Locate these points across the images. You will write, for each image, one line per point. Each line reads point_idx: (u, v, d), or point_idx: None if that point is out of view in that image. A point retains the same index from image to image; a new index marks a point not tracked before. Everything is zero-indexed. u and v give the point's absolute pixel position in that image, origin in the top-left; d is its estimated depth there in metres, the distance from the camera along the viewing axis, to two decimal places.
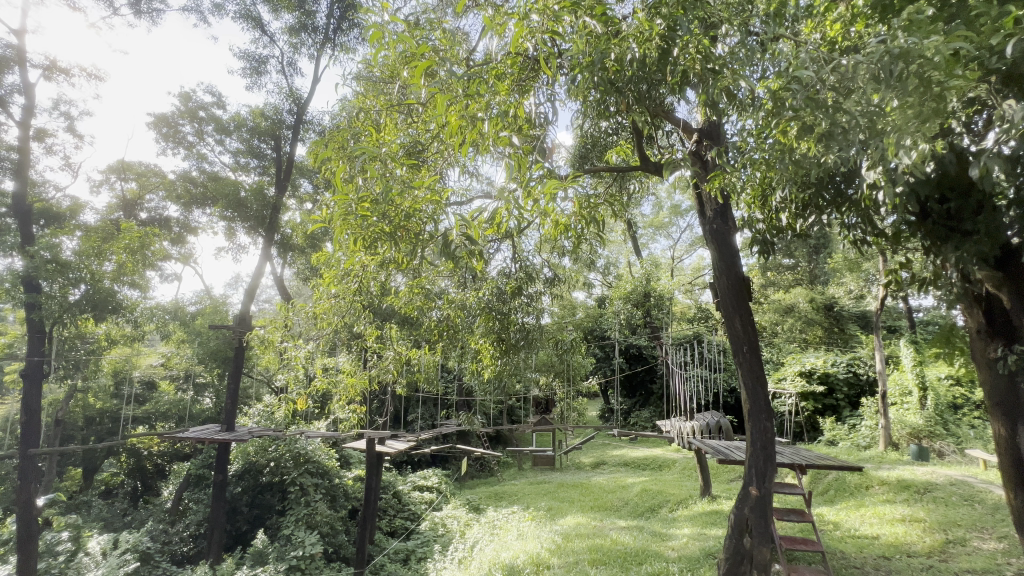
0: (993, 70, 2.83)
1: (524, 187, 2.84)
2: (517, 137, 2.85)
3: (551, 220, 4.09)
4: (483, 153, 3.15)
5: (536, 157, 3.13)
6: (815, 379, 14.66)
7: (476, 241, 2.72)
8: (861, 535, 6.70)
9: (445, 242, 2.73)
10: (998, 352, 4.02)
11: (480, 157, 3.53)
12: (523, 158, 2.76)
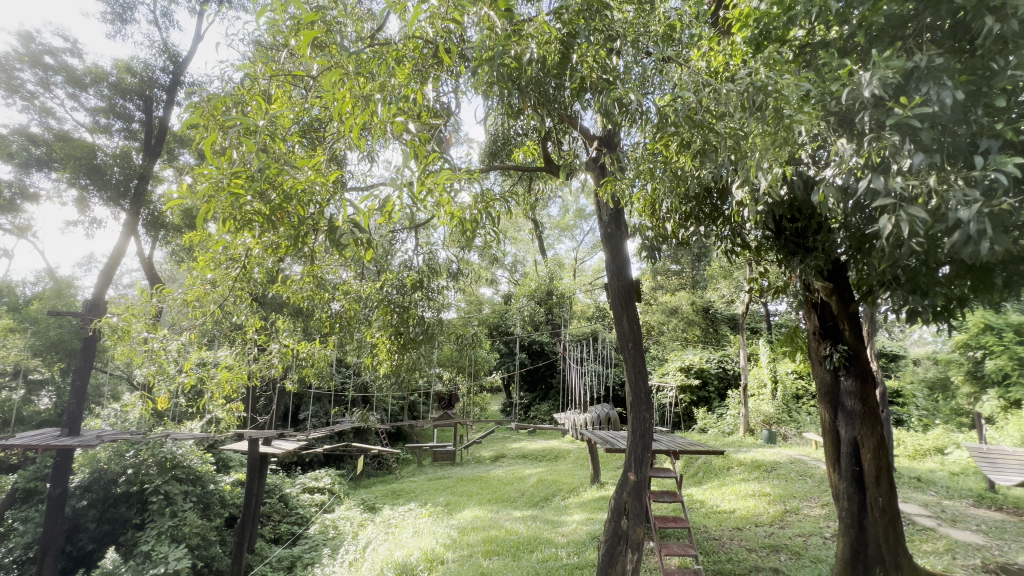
0: (831, 113, 3.35)
1: (416, 176, 2.76)
2: (414, 124, 2.74)
3: (453, 215, 4.02)
4: (378, 138, 2.99)
5: (434, 147, 3.05)
6: (692, 375, 16.63)
7: (365, 229, 2.58)
8: (721, 511, 7.61)
9: (331, 227, 2.56)
10: (827, 350, 4.78)
11: (377, 142, 3.36)
12: (419, 146, 2.68)
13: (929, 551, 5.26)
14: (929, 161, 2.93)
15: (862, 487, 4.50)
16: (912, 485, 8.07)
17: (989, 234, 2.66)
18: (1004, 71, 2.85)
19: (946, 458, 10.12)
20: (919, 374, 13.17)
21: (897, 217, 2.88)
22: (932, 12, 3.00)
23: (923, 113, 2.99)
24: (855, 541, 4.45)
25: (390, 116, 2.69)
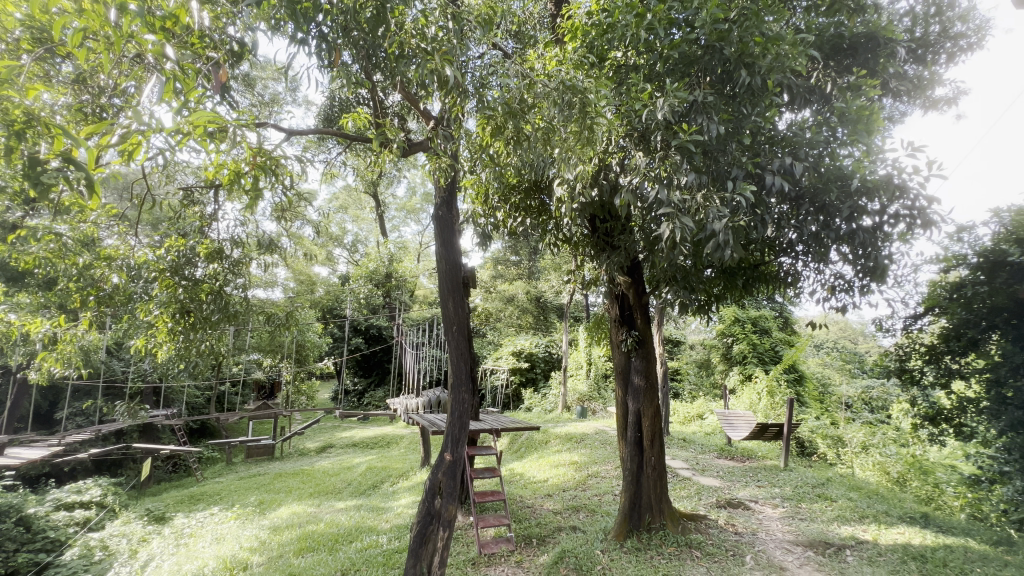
0: (633, 128, 3.84)
1: (178, 119, 2.26)
2: (175, 48, 2.18)
3: (220, 162, 3.24)
4: (127, 58, 2.35)
5: (209, 86, 2.53)
6: (522, 358, 18.19)
7: (91, 169, 1.76)
8: (537, 481, 8.34)
9: (33, 161, 1.81)
10: (623, 336, 5.54)
11: (138, 69, 2.65)
12: (183, 77, 2.15)
13: (684, 496, 6.58)
14: (698, 180, 3.57)
15: (641, 450, 5.36)
16: (680, 445, 9.99)
17: (731, 243, 3.34)
18: (750, 116, 3.62)
19: (704, 421, 12.81)
20: (692, 355, 16.35)
21: (673, 224, 3.44)
22: (708, 59, 3.64)
23: (696, 141, 3.62)
24: (633, 495, 5.27)
25: (141, 32, 2.09)
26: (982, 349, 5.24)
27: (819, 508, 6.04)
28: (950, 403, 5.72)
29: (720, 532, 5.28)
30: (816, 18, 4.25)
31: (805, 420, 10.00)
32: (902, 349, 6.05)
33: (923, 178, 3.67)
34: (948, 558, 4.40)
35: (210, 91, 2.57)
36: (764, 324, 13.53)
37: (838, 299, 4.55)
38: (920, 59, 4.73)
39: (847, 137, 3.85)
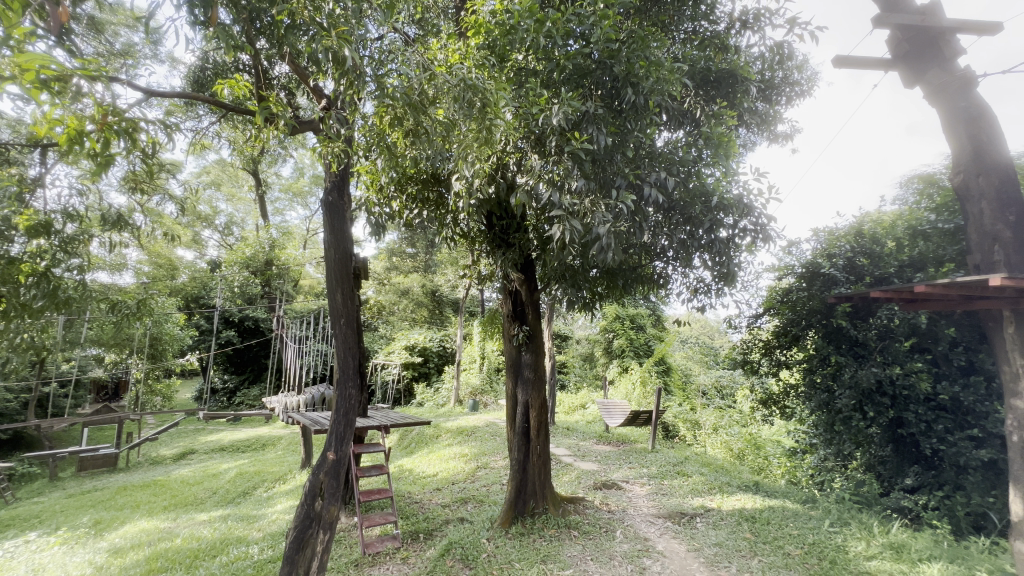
0: (531, 132, 3.99)
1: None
2: None
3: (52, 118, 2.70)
4: None
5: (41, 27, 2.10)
6: (415, 352, 17.89)
7: None
8: (426, 475, 8.28)
9: None
10: (515, 330, 5.74)
11: None
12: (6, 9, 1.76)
13: (567, 481, 7.04)
14: (587, 186, 3.82)
15: (528, 439, 5.61)
16: (564, 433, 10.67)
17: (613, 246, 3.64)
18: (633, 131, 3.97)
19: (586, 411, 13.81)
20: (578, 349, 17.49)
21: (564, 225, 3.65)
22: (599, 73, 3.91)
23: (587, 149, 3.88)
24: (519, 483, 5.50)
25: None
26: (802, 343, 6.37)
27: (678, 484, 6.87)
28: (778, 388, 6.88)
29: (595, 512, 5.74)
30: (690, 50, 4.79)
31: (670, 406, 11.29)
32: (746, 343, 7.10)
33: (764, 200, 4.36)
34: (771, 517, 5.30)
35: (38, 31, 2.12)
36: (640, 321, 14.93)
37: (699, 300, 5.20)
38: (767, 97, 5.59)
39: (711, 159, 4.41)
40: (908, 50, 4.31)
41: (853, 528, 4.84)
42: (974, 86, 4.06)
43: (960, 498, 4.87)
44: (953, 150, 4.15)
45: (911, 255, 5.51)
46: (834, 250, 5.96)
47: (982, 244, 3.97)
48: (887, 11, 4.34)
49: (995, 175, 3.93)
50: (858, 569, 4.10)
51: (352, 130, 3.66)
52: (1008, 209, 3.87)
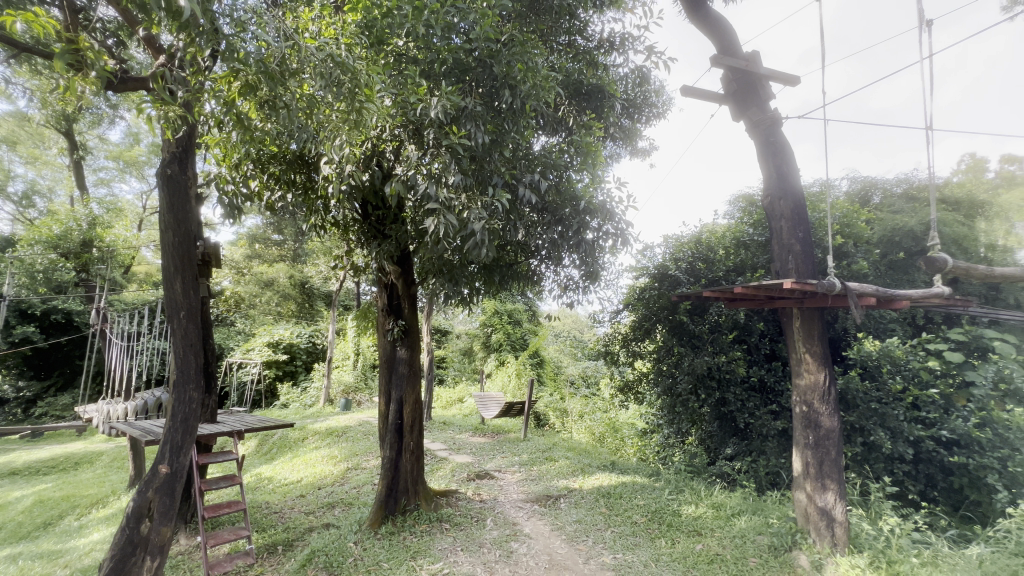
0: (408, 121, 3.89)
1: None
2: None
3: None
4: None
5: None
6: (279, 350, 16.21)
7: None
8: (288, 483, 7.62)
9: None
10: (390, 324, 5.57)
11: None
12: None
13: (441, 475, 7.03)
14: (464, 181, 3.85)
15: (401, 436, 5.50)
16: (440, 427, 10.67)
17: (487, 242, 3.73)
18: (510, 132, 4.09)
19: (463, 404, 14.00)
20: (457, 344, 17.61)
21: (438, 219, 3.64)
22: (479, 70, 3.97)
23: (465, 145, 3.91)
24: (390, 482, 5.36)
25: None
26: (653, 336, 7.22)
27: (546, 469, 7.31)
28: (633, 376, 7.71)
29: (468, 503, 5.83)
30: (565, 61, 5.08)
31: (541, 396, 11.98)
32: (608, 337, 7.80)
33: (624, 208, 4.84)
34: (623, 491, 5.95)
35: None
36: (517, 316, 15.43)
37: (568, 296, 5.57)
38: (630, 114, 6.21)
39: (579, 165, 4.74)
40: (737, 88, 5.10)
41: (686, 493, 5.65)
42: (780, 125, 4.97)
43: (763, 460, 5.99)
44: (764, 177, 5.04)
45: (735, 261, 6.58)
46: (678, 255, 6.85)
47: (781, 254, 4.89)
48: (722, 53, 5.09)
49: (791, 200, 4.87)
50: (689, 528, 4.80)
51: (195, 95, 3.19)
52: (799, 228, 4.81)
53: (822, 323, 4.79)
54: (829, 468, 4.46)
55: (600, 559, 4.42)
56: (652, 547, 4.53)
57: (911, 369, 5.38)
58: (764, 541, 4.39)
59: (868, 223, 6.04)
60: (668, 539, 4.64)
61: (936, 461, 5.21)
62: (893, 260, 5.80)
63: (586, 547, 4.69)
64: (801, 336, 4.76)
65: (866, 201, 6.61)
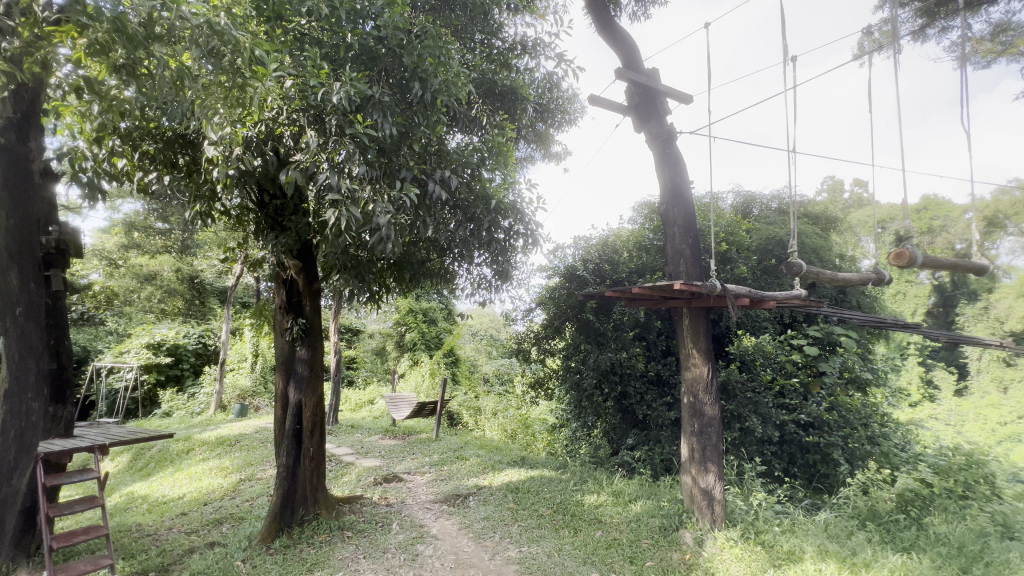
0: (307, 105, 3.64)
1: None
2: None
3: None
4: None
5: None
6: (161, 352, 14.50)
7: None
8: (167, 500, 6.78)
9: None
10: (289, 322, 5.18)
11: None
12: None
13: (346, 480, 6.70)
14: (369, 174, 3.69)
15: (300, 442, 5.15)
16: (348, 431, 10.17)
17: (392, 238, 3.60)
18: (420, 126, 3.99)
19: (374, 406, 13.51)
20: (369, 343, 16.90)
21: (340, 211, 3.46)
22: (388, 60, 3.84)
23: (371, 135, 3.75)
24: (285, 491, 4.99)
25: None
26: (562, 334, 7.48)
27: (457, 468, 7.27)
28: (543, 373, 7.93)
29: (373, 508, 5.62)
30: (480, 60, 5.09)
31: (455, 395, 11.89)
32: (521, 335, 7.95)
33: (534, 209, 4.96)
34: (531, 485, 6.10)
35: None
36: (432, 315, 15.04)
37: (480, 295, 5.58)
38: (543, 118, 6.37)
39: (492, 165, 4.76)
40: (639, 101, 5.45)
41: (590, 483, 5.93)
42: (675, 140, 5.39)
43: (658, 448, 6.49)
44: (660, 187, 5.44)
45: (636, 264, 7.05)
46: (586, 257, 7.17)
47: (674, 258, 5.32)
48: (626, 67, 5.40)
49: (683, 208, 5.30)
50: (590, 517, 5.04)
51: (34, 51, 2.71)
52: (689, 234, 5.26)
53: (707, 322, 5.28)
54: (710, 453, 4.93)
55: (506, 554, 4.47)
56: (555, 538, 4.69)
57: (778, 362, 6.15)
58: (655, 523, 4.75)
59: (748, 232, 6.78)
60: (571, 528, 4.84)
61: (796, 441, 5.99)
62: (766, 265, 6.58)
63: (493, 543, 4.73)
64: (689, 333, 5.22)
65: (747, 213, 7.40)
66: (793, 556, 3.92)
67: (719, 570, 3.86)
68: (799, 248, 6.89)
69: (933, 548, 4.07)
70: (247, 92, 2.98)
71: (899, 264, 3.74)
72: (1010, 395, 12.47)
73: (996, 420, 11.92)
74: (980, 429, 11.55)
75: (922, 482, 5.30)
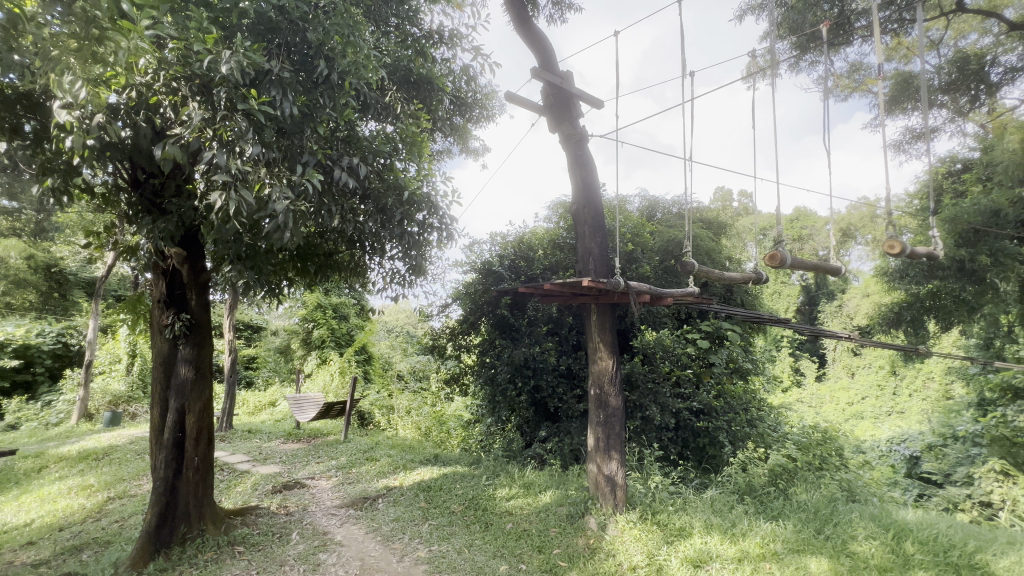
0: (191, 73, 3.25)
1: None
2: None
3: None
4: None
5: None
6: (6, 353, 12.09)
7: None
8: (8, 529, 5.71)
9: None
10: (169, 318, 4.59)
11: None
12: None
13: (239, 491, 6.12)
14: (265, 155, 3.37)
15: (181, 451, 4.60)
16: (244, 436, 9.32)
17: (291, 227, 3.32)
18: (326, 108, 3.72)
19: (275, 409, 12.56)
20: (272, 342, 15.63)
21: (229, 194, 3.11)
22: (289, 32, 3.54)
23: (267, 113, 3.43)
24: (163, 508, 4.44)
25: None
26: (477, 329, 7.50)
27: (365, 470, 6.97)
28: (459, 369, 7.88)
29: (270, 518, 5.19)
30: (394, 45, 4.91)
31: (367, 394, 11.41)
32: (437, 331, 7.82)
33: (449, 203, 4.87)
34: (443, 483, 6.02)
35: None
36: (343, 310, 14.21)
37: (393, 289, 5.36)
38: (460, 112, 6.31)
39: (405, 154, 4.59)
40: (554, 102, 5.57)
41: (502, 477, 6.00)
42: (586, 142, 5.60)
43: (568, 439, 6.74)
44: (573, 187, 5.62)
45: (550, 261, 7.23)
46: (502, 253, 7.24)
47: (584, 256, 5.53)
48: (541, 67, 5.50)
49: (592, 208, 5.53)
50: (500, 510, 5.10)
51: None
52: (598, 234, 5.51)
53: (613, 317, 5.57)
54: (614, 442, 5.20)
55: (414, 555, 4.36)
56: (467, 534, 4.68)
57: (676, 354, 6.67)
58: (563, 511, 4.92)
59: (651, 234, 7.27)
60: (482, 523, 4.85)
61: (689, 426, 6.54)
62: (668, 265, 7.10)
63: (401, 544, 4.59)
64: (597, 328, 5.47)
65: (651, 215, 7.94)
66: (683, 532, 4.30)
67: (620, 552, 4.09)
68: (695, 250, 7.53)
69: (796, 514, 4.66)
70: (109, 47, 2.58)
71: (773, 265, 4.14)
72: (856, 380, 14.77)
73: (845, 402, 14.04)
74: (834, 409, 13.54)
75: (789, 458, 6.06)
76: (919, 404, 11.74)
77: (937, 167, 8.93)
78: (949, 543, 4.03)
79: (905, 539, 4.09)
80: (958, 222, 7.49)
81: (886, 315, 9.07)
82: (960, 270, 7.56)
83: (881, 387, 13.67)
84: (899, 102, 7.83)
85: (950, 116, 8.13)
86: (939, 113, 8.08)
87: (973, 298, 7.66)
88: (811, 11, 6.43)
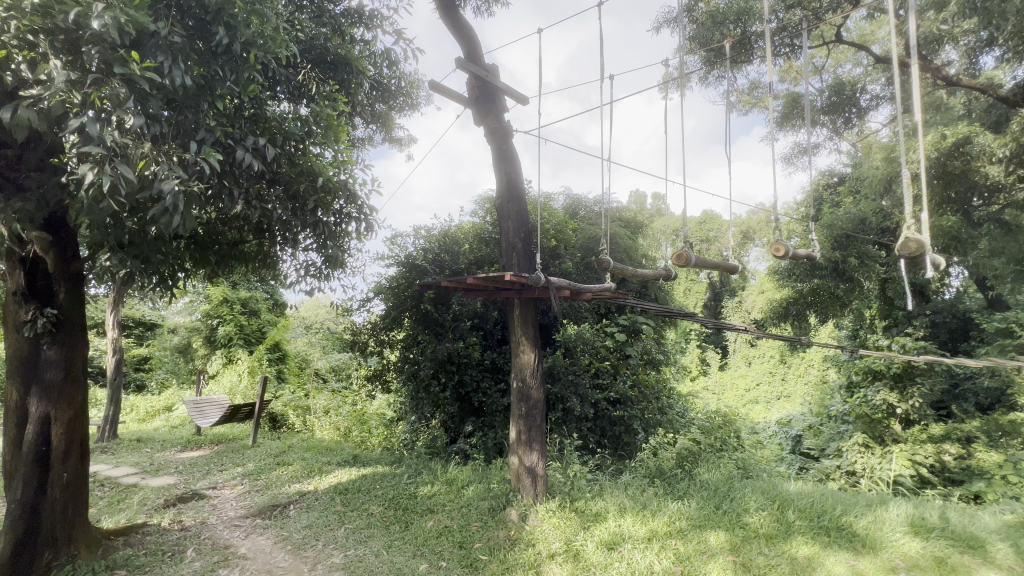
0: (57, 28, 2.80)
1: None
2: None
3: None
4: None
5: None
6: None
7: None
8: None
9: None
10: (29, 314, 3.91)
11: None
12: None
13: (123, 506, 5.44)
14: (149, 128, 2.99)
15: (46, 466, 3.98)
16: (132, 446, 8.32)
17: (181, 210, 2.98)
18: (225, 81, 3.38)
19: (171, 414, 11.34)
20: (169, 341, 14.06)
21: (103, 170, 2.73)
22: None
23: (152, 80, 3.05)
24: (22, 533, 3.84)
25: None
26: (400, 324, 7.31)
27: (276, 475, 6.50)
28: (381, 366, 7.61)
29: (160, 536, 4.65)
30: (309, 21, 4.64)
31: (281, 394, 10.67)
32: (359, 326, 7.49)
33: (368, 192, 4.64)
34: (361, 484, 5.76)
35: None
36: (253, 306, 13.10)
37: (307, 283, 5.02)
38: (382, 97, 6.05)
39: (320, 138, 4.30)
40: (479, 95, 5.53)
41: (423, 475, 5.87)
42: (511, 136, 5.62)
43: (492, 433, 6.76)
44: (497, 181, 5.63)
45: (475, 256, 7.21)
46: (426, 247, 7.08)
47: (508, 251, 5.57)
48: (467, 57, 5.42)
49: (517, 203, 5.57)
50: (422, 508, 5.01)
51: None
52: (521, 229, 5.56)
53: (535, 312, 5.65)
54: (536, 433, 5.29)
55: (329, 562, 4.15)
56: (386, 535, 4.53)
57: (595, 348, 6.97)
58: (484, 505, 4.93)
59: (573, 232, 7.50)
60: (402, 523, 4.73)
61: (607, 415, 6.85)
62: (589, 262, 7.35)
63: (314, 552, 4.34)
64: (520, 322, 5.53)
65: (574, 213, 8.19)
66: (598, 516, 4.49)
67: (538, 541, 4.18)
68: (614, 248, 7.90)
69: (698, 492, 5.05)
70: None
71: (679, 264, 4.41)
72: (752, 368, 16.34)
73: (743, 388, 15.51)
74: (734, 395, 14.89)
75: (695, 441, 6.57)
76: (803, 389, 13.27)
77: (819, 179, 10.12)
78: (822, 509, 4.58)
79: (787, 508, 4.60)
80: (834, 228, 8.58)
81: (776, 310, 10.12)
82: (835, 270, 8.65)
83: (773, 374, 15.27)
84: (790, 119, 8.75)
85: (828, 135, 9.25)
86: (821, 131, 9.16)
87: (845, 294, 8.82)
88: (718, 29, 6.97)
